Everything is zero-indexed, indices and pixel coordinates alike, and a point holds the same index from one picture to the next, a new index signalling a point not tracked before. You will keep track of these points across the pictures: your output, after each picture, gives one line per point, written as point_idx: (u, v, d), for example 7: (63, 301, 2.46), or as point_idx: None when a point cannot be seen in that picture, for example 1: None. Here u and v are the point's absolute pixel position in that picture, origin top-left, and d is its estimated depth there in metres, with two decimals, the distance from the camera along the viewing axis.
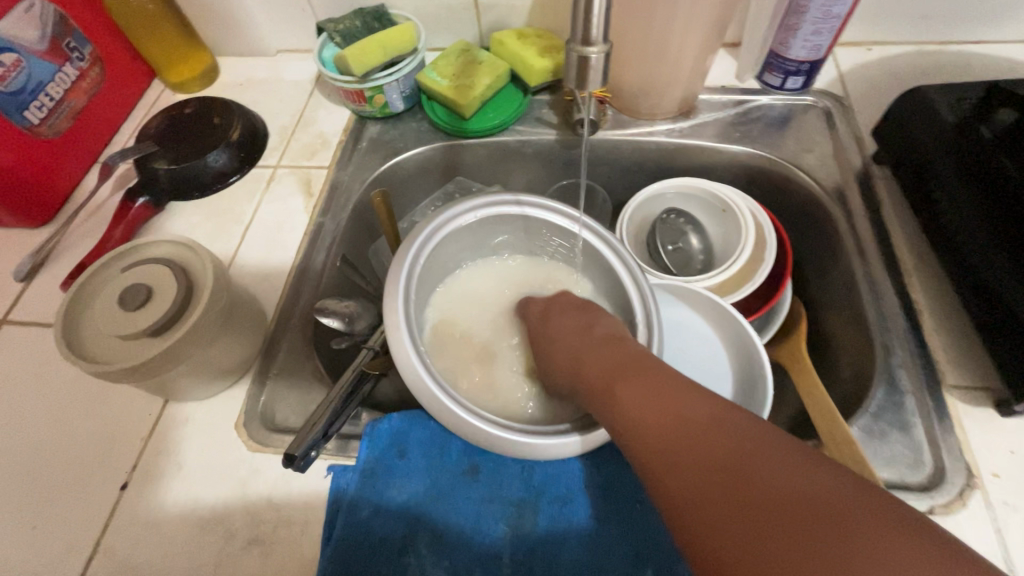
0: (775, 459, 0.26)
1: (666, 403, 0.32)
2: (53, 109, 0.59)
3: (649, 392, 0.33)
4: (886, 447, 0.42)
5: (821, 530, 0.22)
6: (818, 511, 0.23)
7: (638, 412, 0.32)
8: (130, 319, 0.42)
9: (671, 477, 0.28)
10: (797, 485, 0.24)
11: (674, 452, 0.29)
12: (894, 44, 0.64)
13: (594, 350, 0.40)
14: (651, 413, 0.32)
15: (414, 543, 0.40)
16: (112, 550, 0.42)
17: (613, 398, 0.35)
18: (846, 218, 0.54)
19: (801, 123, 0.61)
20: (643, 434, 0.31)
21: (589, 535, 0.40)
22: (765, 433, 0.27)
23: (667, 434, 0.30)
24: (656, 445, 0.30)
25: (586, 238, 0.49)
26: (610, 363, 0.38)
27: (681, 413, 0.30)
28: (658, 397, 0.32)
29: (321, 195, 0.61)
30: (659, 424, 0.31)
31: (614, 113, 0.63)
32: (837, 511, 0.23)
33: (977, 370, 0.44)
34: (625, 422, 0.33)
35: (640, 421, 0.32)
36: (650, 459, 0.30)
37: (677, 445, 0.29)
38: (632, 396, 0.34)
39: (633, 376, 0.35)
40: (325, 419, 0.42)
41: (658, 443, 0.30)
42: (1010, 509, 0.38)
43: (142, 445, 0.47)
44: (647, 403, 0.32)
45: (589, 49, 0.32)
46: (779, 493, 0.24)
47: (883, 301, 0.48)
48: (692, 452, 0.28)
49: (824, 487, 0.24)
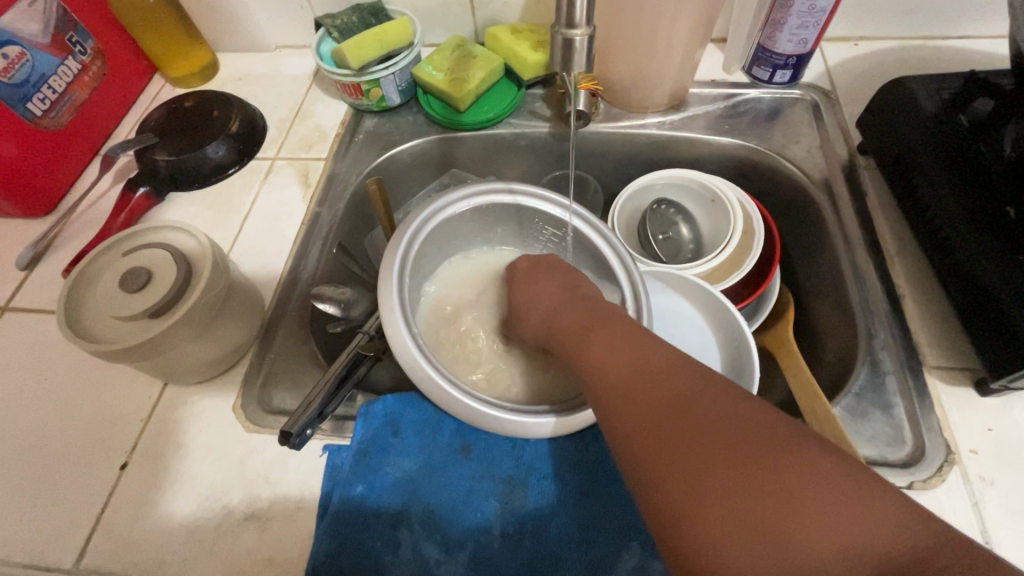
0: (715, 395, 0.28)
1: (628, 350, 0.34)
2: (55, 101, 0.60)
3: (614, 342, 0.35)
4: (868, 425, 0.43)
5: (748, 453, 0.25)
6: (748, 437, 0.25)
7: (601, 358, 0.34)
8: (131, 300, 0.43)
9: (623, 412, 0.30)
10: (730, 414, 0.27)
11: (627, 391, 0.31)
12: (880, 40, 0.66)
13: (568, 307, 0.42)
14: (614, 359, 0.34)
15: (407, 518, 0.41)
16: (112, 528, 0.43)
17: (580, 348, 0.37)
18: (831, 207, 0.55)
19: (789, 115, 0.62)
20: (603, 376, 0.33)
21: (578, 510, 0.41)
22: (708, 374, 0.30)
23: (624, 376, 0.32)
24: (614, 385, 0.32)
25: (576, 225, 0.50)
26: (581, 319, 0.40)
27: (641, 359, 0.32)
28: (622, 346, 0.34)
29: (318, 185, 0.62)
30: (619, 367, 0.33)
31: (606, 106, 0.65)
32: (764, 439, 0.25)
33: (957, 352, 0.45)
34: (589, 367, 0.35)
35: (603, 365, 0.34)
36: (604, 396, 0.32)
37: (631, 385, 0.31)
38: (598, 345, 0.36)
39: (602, 329, 0.37)
40: (320, 398, 0.43)
41: (616, 383, 0.32)
42: (986, 483, 0.39)
43: (141, 427, 0.48)
44: (607, 351, 0.34)
45: (574, 32, 0.33)
46: (715, 422, 0.26)
47: (866, 286, 0.49)
48: (643, 391, 0.30)
49: (755, 419, 0.26)
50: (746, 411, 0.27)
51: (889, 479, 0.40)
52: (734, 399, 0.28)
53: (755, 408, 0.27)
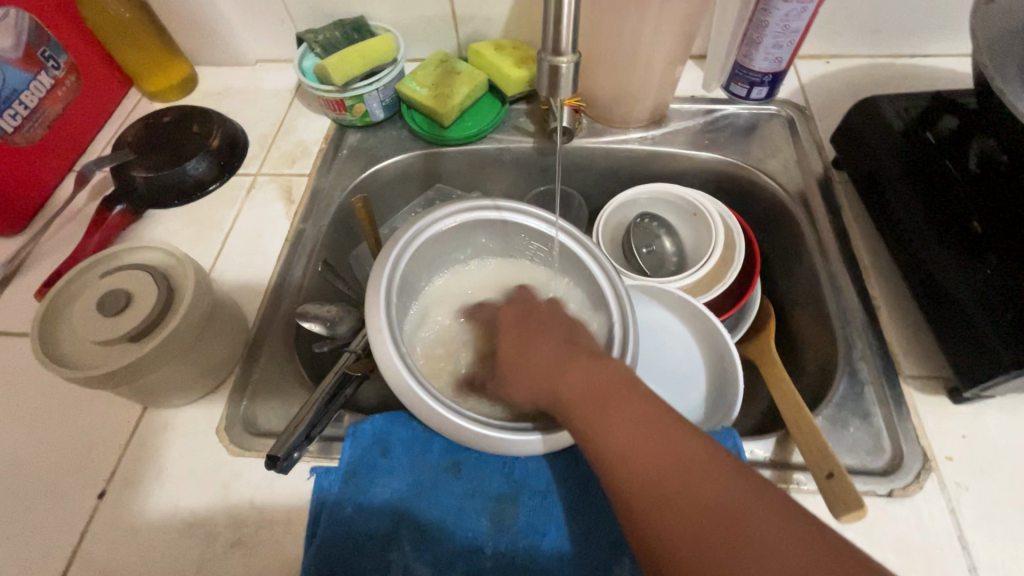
0: (758, 511, 0.27)
1: (657, 440, 0.32)
2: (27, 117, 0.59)
3: (639, 428, 0.33)
4: (849, 434, 0.44)
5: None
6: (804, 566, 0.25)
7: (628, 449, 0.32)
8: (110, 324, 0.42)
9: (663, 520, 0.29)
10: (778, 539, 0.26)
11: (662, 495, 0.30)
12: (849, 57, 0.68)
13: (574, 369, 0.39)
14: (643, 451, 0.32)
15: (397, 539, 0.41)
16: (90, 559, 0.42)
17: (600, 430, 0.34)
18: (808, 220, 0.57)
19: (767, 130, 0.64)
20: (634, 471, 0.31)
21: (569, 528, 0.42)
22: (749, 481, 0.29)
23: (659, 477, 0.30)
24: (649, 486, 0.30)
25: (562, 240, 0.50)
26: (592, 387, 0.37)
27: (673, 454, 0.31)
28: (649, 434, 0.32)
29: (302, 201, 0.62)
30: (651, 465, 0.31)
31: (588, 121, 0.66)
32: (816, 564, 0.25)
33: (931, 361, 0.47)
34: (614, 458, 0.33)
35: (631, 458, 0.32)
36: (637, 495, 0.31)
37: (669, 488, 0.30)
38: (621, 427, 0.33)
39: (621, 406, 0.34)
40: (307, 420, 0.42)
41: (650, 484, 0.30)
42: (962, 489, 0.41)
43: (120, 453, 0.46)
44: (634, 436, 0.33)
45: (560, 59, 0.34)
46: (765, 550, 0.26)
47: (843, 297, 0.51)
48: (681, 498, 0.29)
49: (806, 540, 0.26)
50: (791, 531, 0.26)
51: (870, 487, 0.41)
52: (780, 519, 0.27)
53: (797, 522, 0.27)
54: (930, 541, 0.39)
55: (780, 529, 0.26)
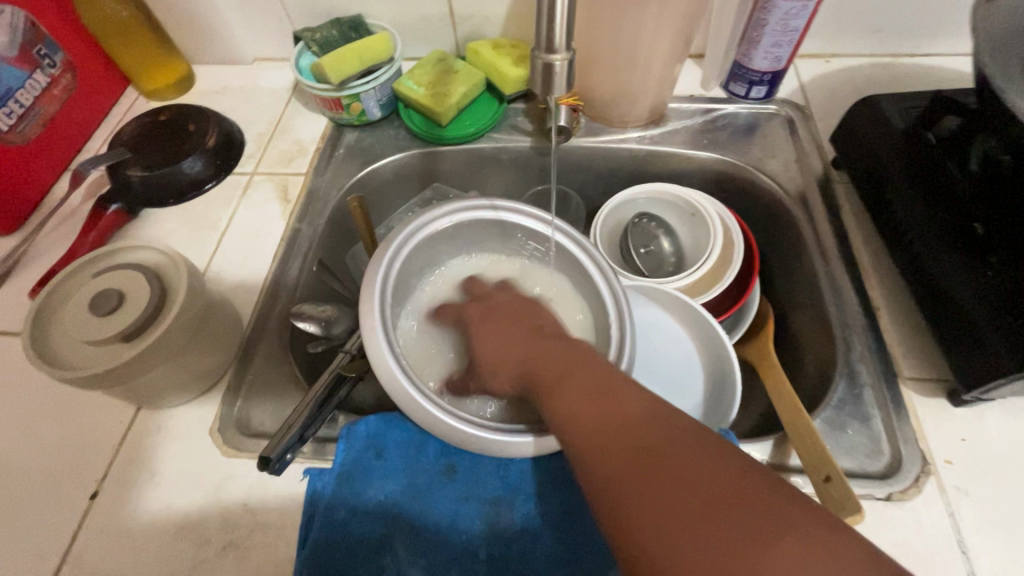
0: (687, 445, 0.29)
1: (602, 397, 0.34)
2: (22, 115, 0.58)
3: (588, 388, 0.35)
4: (847, 437, 0.43)
5: (722, 507, 0.26)
6: (721, 489, 0.26)
7: (575, 407, 0.34)
8: (103, 324, 0.41)
9: (601, 463, 0.31)
10: (702, 467, 0.27)
11: (602, 444, 0.31)
12: (850, 56, 0.67)
13: (539, 351, 0.40)
14: (587, 407, 0.33)
15: (391, 542, 0.40)
16: (82, 560, 0.42)
17: (553, 395, 0.36)
18: (808, 220, 0.56)
19: (766, 130, 0.63)
20: (578, 426, 0.33)
21: (564, 530, 0.41)
22: (683, 423, 0.30)
23: (600, 428, 0.32)
24: (590, 436, 0.32)
25: (558, 240, 0.50)
26: (551, 361, 0.39)
27: (615, 407, 0.32)
28: (596, 393, 0.34)
29: (298, 201, 0.61)
30: (594, 417, 0.33)
31: (586, 121, 0.65)
32: (733, 485, 0.26)
33: (930, 363, 0.46)
34: (562, 416, 0.34)
35: (576, 415, 0.34)
36: (580, 448, 0.32)
37: (608, 437, 0.31)
38: (570, 391, 0.35)
39: (574, 373, 0.36)
40: (300, 422, 0.42)
41: (591, 435, 0.32)
42: (962, 493, 0.40)
43: (114, 453, 0.46)
44: (582, 397, 0.34)
45: (554, 57, 0.33)
46: (688, 478, 0.27)
47: (843, 298, 0.50)
48: (619, 445, 0.30)
49: (727, 466, 0.27)
50: (713, 460, 0.28)
51: (869, 490, 0.40)
52: (707, 452, 0.28)
53: (721, 454, 0.28)
54: (929, 545, 0.38)
55: (702, 459, 0.28)
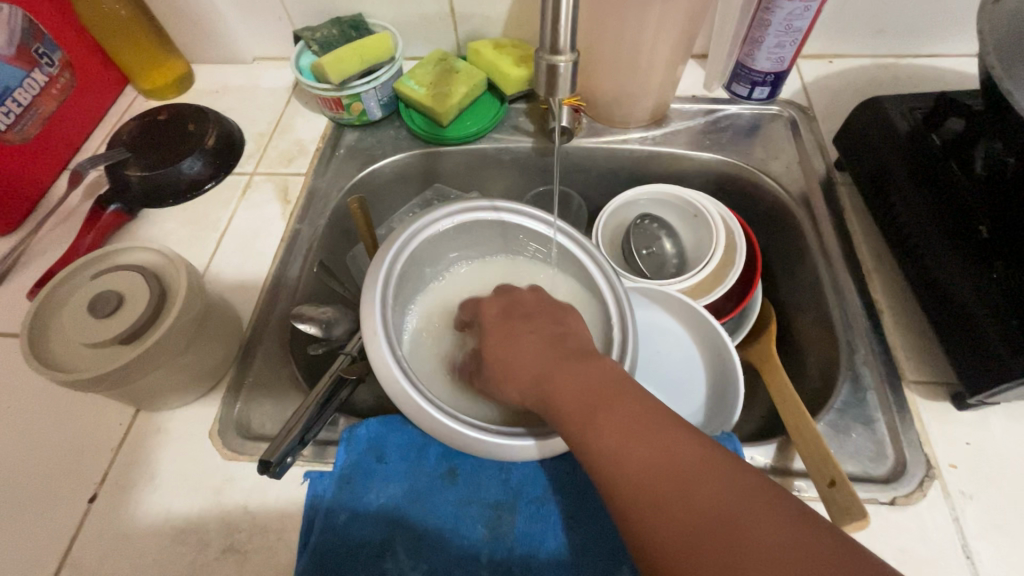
0: (758, 511, 0.27)
1: (650, 443, 0.31)
2: (20, 115, 0.58)
3: (630, 429, 0.32)
4: (851, 441, 0.43)
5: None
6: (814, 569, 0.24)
7: (620, 451, 0.31)
8: (101, 327, 0.41)
9: (660, 524, 0.28)
10: (779, 537, 0.25)
11: (660, 501, 0.29)
12: (853, 57, 0.67)
13: (560, 369, 0.38)
14: (634, 454, 0.31)
15: (391, 546, 0.40)
16: (81, 564, 0.41)
17: (588, 433, 0.33)
18: (811, 222, 0.56)
19: (768, 131, 0.63)
20: (626, 476, 0.31)
21: (566, 535, 0.41)
22: (747, 480, 0.28)
23: (654, 481, 0.30)
24: (644, 490, 0.30)
25: (560, 241, 0.50)
26: (582, 387, 0.36)
27: (668, 457, 0.30)
28: (642, 436, 0.31)
29: (298, 201, 0.61)
30: (645, 467, 0.30)
31: (588, 121, 0.65)
32: (825, 565, 0.24)
33: (934, 366, 0.46)
34: (605, 462, 0.32)
35: (622, 462, 0.31)
36: (633, 501, 0.30)
37: (666, 493, 0.29)
38: (612, 430, 0.32)
39: (608, 408, 0.34)
40: (301, 424, 0.42)
41: (645, 489, 0.30)
42: (966, 498, 0.40)
43: (113, 456, 0.46)
44: (628, 440, 0.32)
45: (557, 58, 0.33)
46: (772, 553, 0.25)
47: (846, 301, 0.50)
48: (680, 505, 0.28)
49: (805, 536, 0.25)
50: (794, 532, 0.26)
51: (872, 494, 0.40)
52: (780, 518, 0.26)
53: (803, 524, 0.26)
54: (934, 551, 0.38)
55: (782, 529, 0.26)
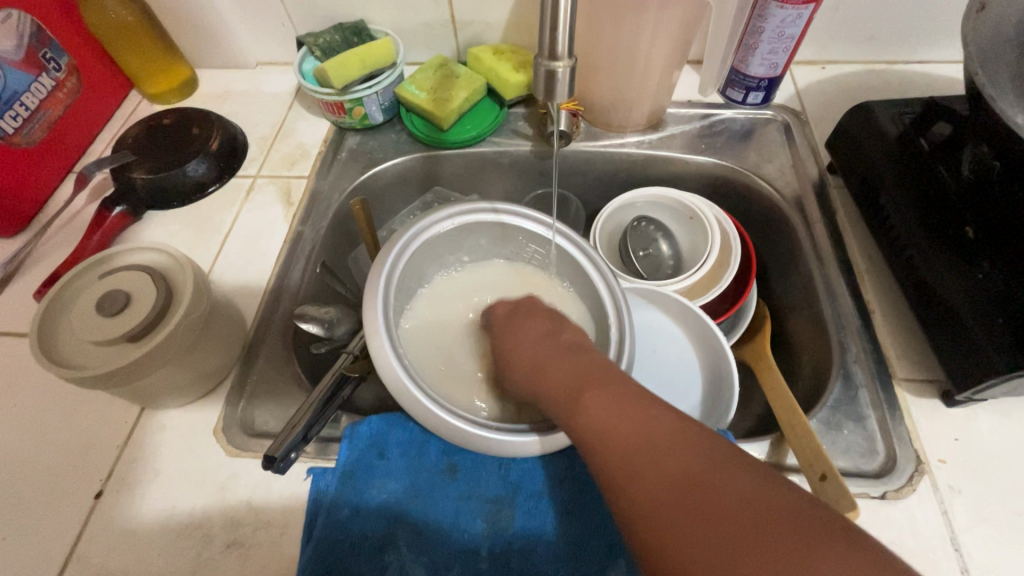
0: (721, 471, 0.28)
1: (631, 415, 0.33)
2: (27, 119, 0.59)
3: (613, 404, 0.34)
4: (843, 437, 0.44)
5: (776, 543, 0.25)
6: (774, 521, 0.26)
7: (602, 423, 0.33)
8: (109, 325, 0.42)
9: (635, 487, 0.30)
10: (739, 493, 0.27)
11: (633, 465, 0.31)
12: (845, 63, 0.69)
13: (555, 361, 0.41)
14: (615, 425, 0.33)
15: (393, 540, 0.41)
16: (87, 558, 0.42)
17: (576, 411, 0.35)
18: (804, 224, 0.57)
19: (762, 135, 0.64)
20: (608, 445, 0.32)
21: (564, 528, 0.42)
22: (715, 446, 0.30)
23: (629, 449, 0.31)
24: (623, 457, 0.31)
25: (559, 243, 0.51)
26: (574, 377, 0.38)
27: (646, 427, 0.32)
28: (623, 410, 0.33)
29: (301, 203, 0.62)
30: (625, 436, 0.32)
31: (586, 125, 0.66)
32: (785, 516, 0.26)
33: (924, 364, 0.47)
34: (590, 434, 0.34)
35: (605, 434, 0.33)
36: (610, 467, 0.32)
37: (638, 457, 0.31)
38: (596, 407, 0.35)
39: (596, 388, 0.36)
40: (304, 421, 0.43)
41: (623, 456, 0.31)
42: (955, 492, 0.41)
43: (118, 453, 0.46)
44: (609, 414, 0.34)
45: (555, 64, 0.34)
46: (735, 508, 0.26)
47: (838, 300, 0.51)
48: (651, 467, 0.30)
49: (764, 494, 0.27)
50: (754, 489, 0.27)
51: (864, 489, 0.41)
52: (742, 478, 0.28)
53: (766, 484, 0.27)
54: (923, 543, 0.39)
55: (747, 488, 0.27)
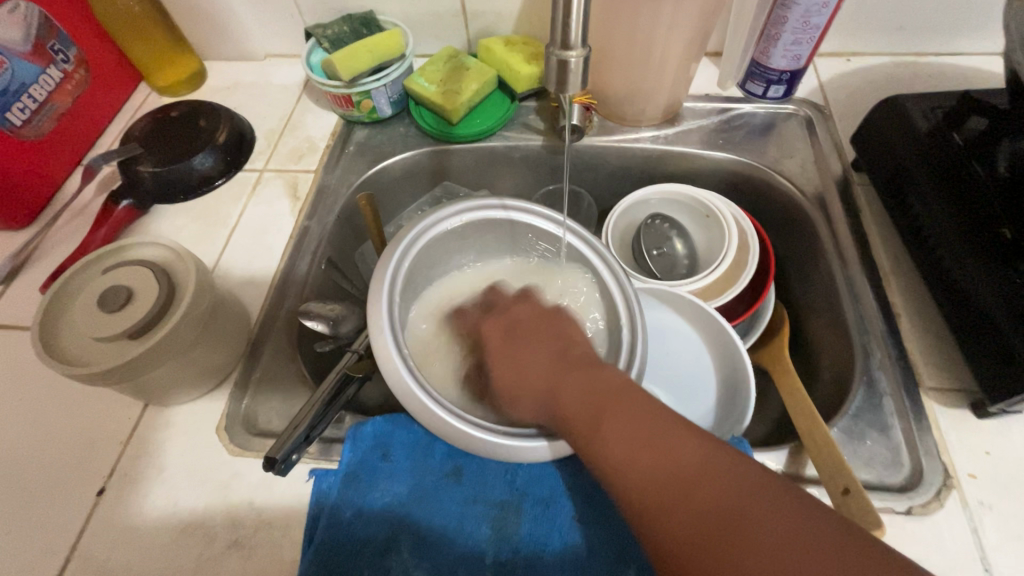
0: (761, 505, 0.27)
1: (653, 445, 0.31)
2: (36, 111, 0.59)
3: (633, 432, 0.32)
4: (866, 447, 0.42)
5: None
6: (822, 558, 0.24)
7: (625, 458, 0.32)
8: (111, 321, 0.41)
9: (668, 522, 0.28)
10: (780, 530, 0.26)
11: (663, 498, 0.29)
12: (872, 55, 0.66)
13: (569, 380, 0.38)
14: (640, 458, 0.31)
15: (395, 545, 0.40)
16: (88, 555, 0.42)
17: (592, 439, 0.34)
18: (826, 223, 0.55)
19: (783, 130, 0.62)
20: (631, 481, 0.31)
21: (572, 537, 0.40)
22: (750, 474, 0.28)
23: (660, 481, 0.30)
24: (651, 494, 0.30)
25: (570, 241, 0.49)
26: (587, 396, 0.36)
27: (671, 458, 0.30)
28: (644, 440, 0.32)
29: (307, 198, 0.61)
30: (650, 469, 0.30)
31: (600, 119, 0.64)
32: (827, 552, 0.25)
33: (953, 372, 0.45)
34: (611, 464, 0.32)
35: (630, 467, 0.31)
36: (638, 501, 0.30)
37: (671, 493, 0.29)
38: (614, 435, 0.33)
39: (612, 413, 0.34)
40: (307, 421, 0.42)
41: (653, 489, 0.30)
42: (986, 508, 0.39)
43: (121, 449, 0.46)
44: (630, 444, 0.32)
45: (568, 53, 0.32)
46: (776, 554, 0.25)
47: (862, 303, 0.49)
48: (682, 502, 0.28)
49: (810, 529, 0.26)
50: (801, 525, 0.26)
51: (888, 503, 0.39)
52: (785, 513, 0.26)
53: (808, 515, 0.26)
54: (951, 561, 0.37)
55: (792, 527, 0.26)
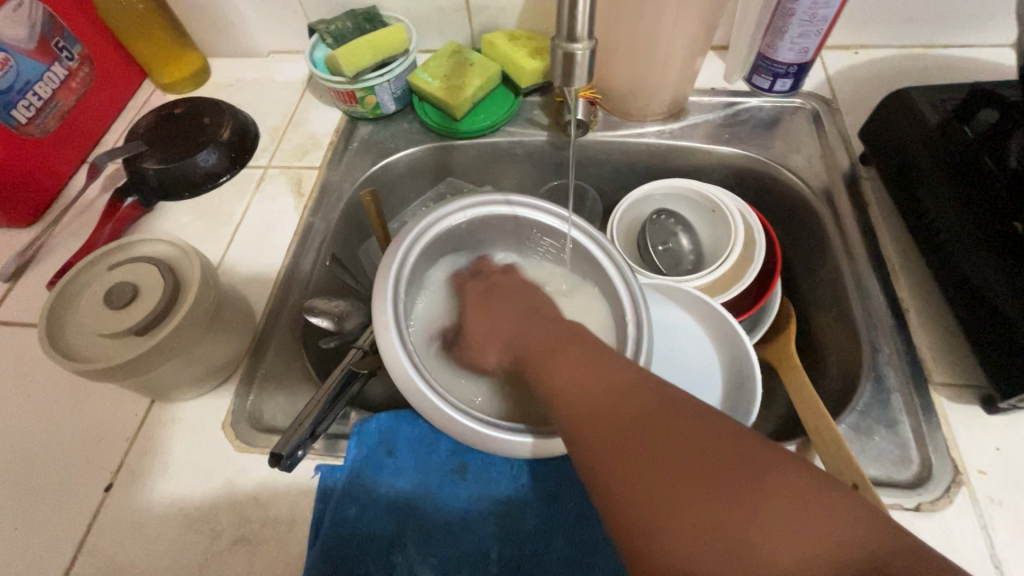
0: (674, 408, 0.29)
1: (593, 369, 0.34)
2: (40, 108, 0.59)
3: (575, 361, 0.35)
4: (874, 444, 0.42)
5: (722, 467, 0.26)
6: (719, 446, 0.27)
7: (565, 379, 0.35)
8: (117, 317, 0.41)
9: (590, 426, 0.31)
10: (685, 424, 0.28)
11: (590, 406, 0.32)
12: (879, 48, 0.65)
13: (534, 330, 0.42)
14: (581, 384, 0.34)
15: (401, 541, 0.40)
16: (96, 551, 0.42)
17: (544, 370, 0.37)
18: (833, 218, 0.54)
19: (789, 123, 0.61)
20: (568, 397, 0.33)
21: (577, 533, 0.40)
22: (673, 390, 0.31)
23: (592, 394, 0.32)
24: (582, 405, 0.32)
25: (575, 237, 0.49)
26: (546, 340, 0.40)
27: (605, 377, 0.33)
28: (585, 366, 0.35)
29: (311, 195, 0.61)
30: (585, 386, 0.33)
31: (604, 114, 0.64)
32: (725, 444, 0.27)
33: (963, 368, 0.44)
34: (554, 386, 0.35)
35: (569, 386, 0.34)
36: (570, 412, 0.33)
37: (598, 402, 0.32)
38: (561, 364, 0.36)
39: (563, 350, 0.37)
40: (312, 418, 0.42)
41: (583, 400, 0.32)
42: (996, 504, 0.38)
43: (127, 445, 0.46)
44: (572, 369, 0.35)
45: (575, 46, 0.32)
46: (677, 441, 0.27)
47: (870, 299, 0.49)
48: (606, 408, 0.31)
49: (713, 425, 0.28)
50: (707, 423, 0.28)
51: (896, 500, 0.39)
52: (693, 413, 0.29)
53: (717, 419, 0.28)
54: (960, 558, 0.37)
55: (697, 425, 0.28)
